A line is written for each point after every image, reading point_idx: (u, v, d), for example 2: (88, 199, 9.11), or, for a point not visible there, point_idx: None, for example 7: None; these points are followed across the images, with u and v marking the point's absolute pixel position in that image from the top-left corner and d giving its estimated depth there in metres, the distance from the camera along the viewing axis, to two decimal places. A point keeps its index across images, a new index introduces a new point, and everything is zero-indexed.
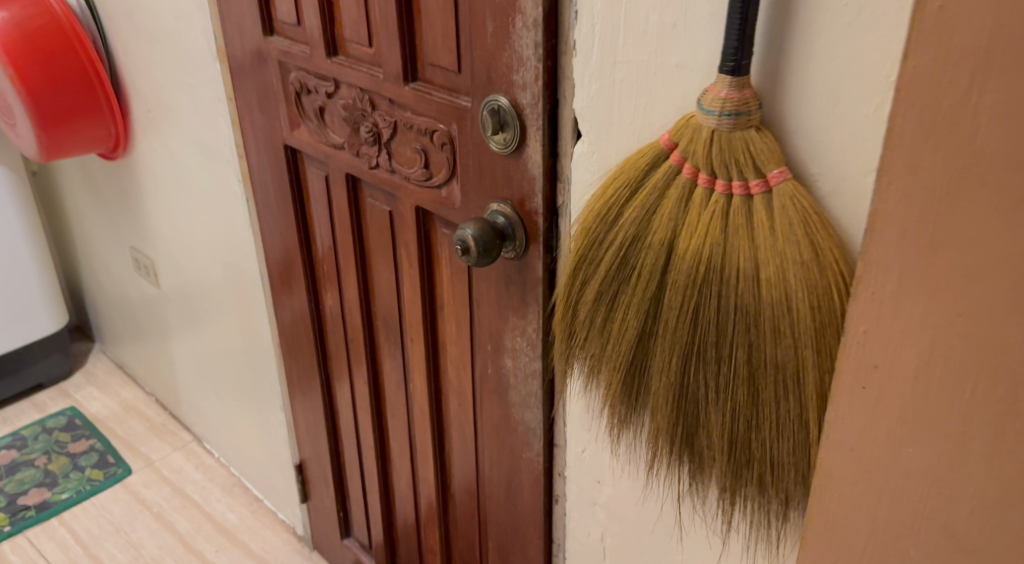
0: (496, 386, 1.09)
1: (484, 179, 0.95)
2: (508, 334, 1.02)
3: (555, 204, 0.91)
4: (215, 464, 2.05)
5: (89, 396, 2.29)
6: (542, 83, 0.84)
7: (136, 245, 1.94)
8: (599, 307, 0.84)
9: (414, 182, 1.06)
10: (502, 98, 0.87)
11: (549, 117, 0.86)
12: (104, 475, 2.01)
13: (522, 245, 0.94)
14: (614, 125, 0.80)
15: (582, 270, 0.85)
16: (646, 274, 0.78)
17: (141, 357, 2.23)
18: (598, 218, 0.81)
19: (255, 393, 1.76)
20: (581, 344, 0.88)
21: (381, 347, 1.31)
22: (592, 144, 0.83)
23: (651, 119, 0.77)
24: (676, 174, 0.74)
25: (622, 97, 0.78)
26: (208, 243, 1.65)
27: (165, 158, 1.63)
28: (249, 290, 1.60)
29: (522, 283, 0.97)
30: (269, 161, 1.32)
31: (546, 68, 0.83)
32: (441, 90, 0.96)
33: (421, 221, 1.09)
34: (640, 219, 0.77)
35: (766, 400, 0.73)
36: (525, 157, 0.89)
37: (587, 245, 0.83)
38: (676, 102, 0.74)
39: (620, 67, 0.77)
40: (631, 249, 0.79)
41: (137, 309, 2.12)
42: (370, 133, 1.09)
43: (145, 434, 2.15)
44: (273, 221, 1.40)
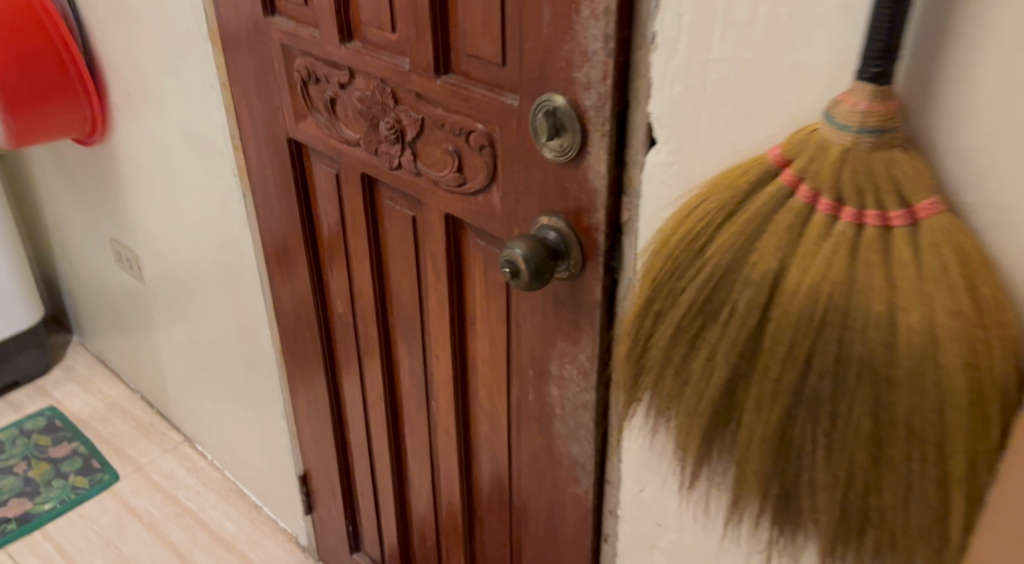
0: (538, 414, 0.97)
1: (532, 187, 0.82)
2: (555, 361, 0.90)
3: (618, 220, 0.78)
4: (208, 467, 1.92)
5: (70, 394, 2.15)
6: (612, 82, 0.71)
7: (116, 237, 1.78)
8: (677, 344, 0.72)
9: (444, 187, 0.93)
10: (558, 97, 0.74)
11: (618, 123, 0.73)
12: (89, 483, 1.88)
13: (579, 264, 0.81)
14: (703, 134, 0.67)
15: (657, 301, 0.73)
16: (743, 311, 0.66)
17: (124, 351, 2.09)
18: (682, 243, 0.69)
19: (252, 398, 1.63)
20: (650, 382, 0.77)
21: (399, 361, 1.18)
22: (671, 154, 0.70)
23: (753, 130, 0.64)
24: (789, 198, 0.62)
25: (715, 102, 0.65)
26: (198, 239, 1.50)
27: (148, 145, 1.48)
28: (244, 291, 1.46)
29: (575, 307, 0.85)
30: (269, 155, 1.18)
31: (617, 66, 0.70)
32: (480, 85, 0.83)
33: (451, 230, 0.96)
34: (737, 248, 0.65)
35: (893, 466, 0.62)
36: (585, 165, 0.76)
37: (665, 272, 0.71)
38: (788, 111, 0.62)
39: (712, 67, 0.64)
40: (724, 281, 0.67)
41: (120, 303, 1.97)
42: (392, 130, 0.96)
43: (132, 435, 2.02)
44: (273, 220, 1.26)
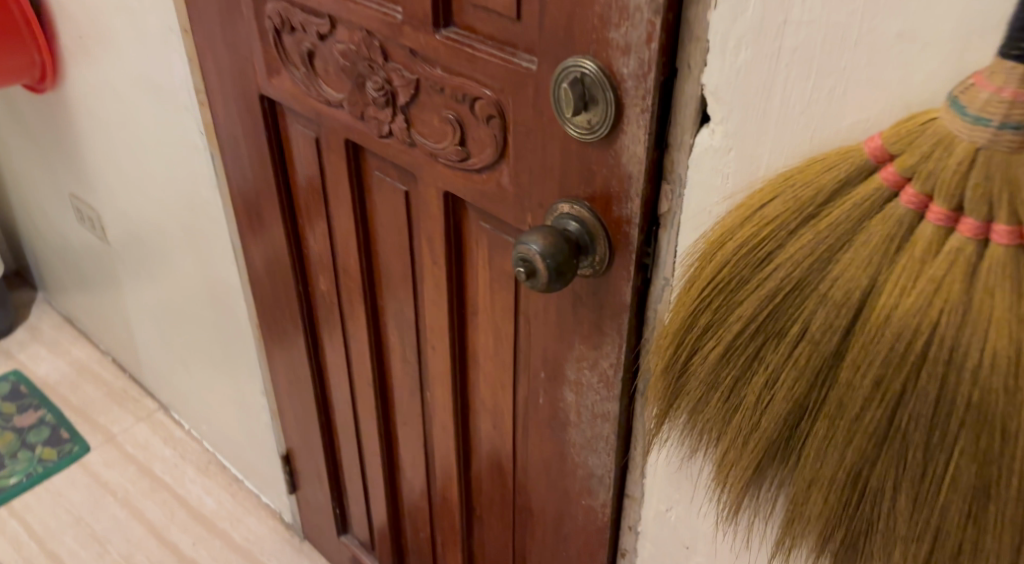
0: (549, 420, 0.85)
1: (550, 167, 0.69)
2: (572, 365, 0.78)
3: (655, 212, 0.65)
4: (186, 438, 1.80)
5: (36, 357, 2.01)
6: (658, 47, 0.57)
7: (76, 193, 1.63)
8: (725, 367, 0.61)
9: (442, 161, 0.79)
10: (589, 62, 0.61)
11: (662, 95, 0.59)
12: (58, 455, 1.77)
13: (605, 261, 0.69)
14: (773, 115, 0.54)
15: (704, 314, 0.60)
16: (818, 334, 0.54)
17: (92, 312, 1.96)
18: (741, 248, 0.56)
19: (230, 371, 1.51)
20: (689, 404, 0.65)
21: (389, 346, 1.06)
22: (727, 138, 0.57)
23: (840, 113, 0.51)
24: (888, 203, 0.49)
25: (790, 76, 0.52)
26: (164, 201, 1.36)
27: (105, 95, 1.32)
28: (217, 259, 1.32)
29: (598, 307, 0.72)
30: (239, 113, 1.03)
31: (666, 25, 0.56)
32: (488, 43, 0.69)
33: (450, 209, 0.83)
34: (815, 260, 0.53)
35: (996, 526, 0.52)
36: (618, 146, 0.63)
37: (717, 281, 0.59)
38: (890, 91, 0.49)
39: (790, 32, 0.51)
40: (793, 298, 0.55)
41: (85, 262, 1.82)
42: (381, 92, 0.81)
43: (103, 402, 1.90)
44: (245, 188, 1.11)
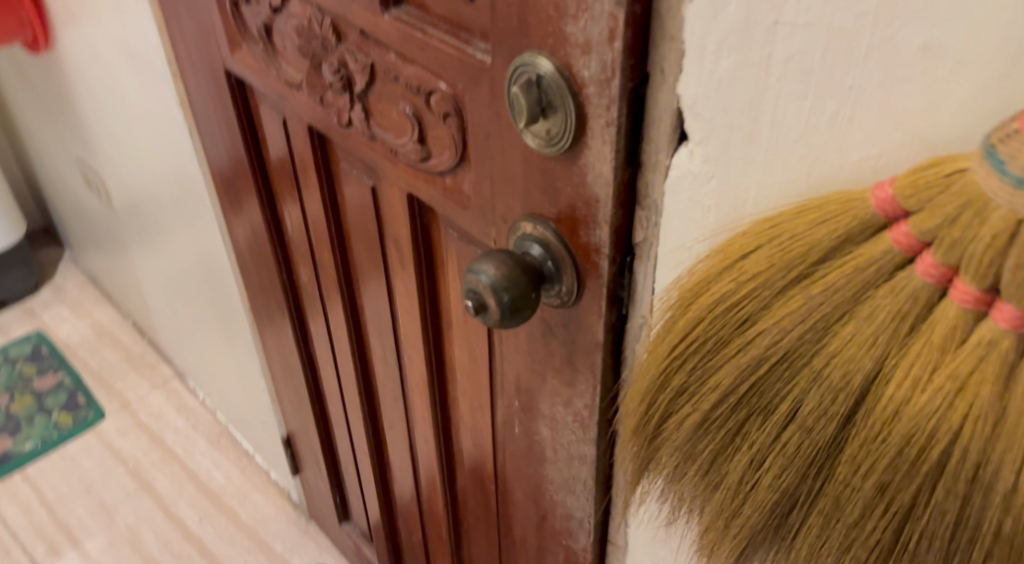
0: (525, 451, 0.75)
1: (511, 178, 0.58)
2: (545, 399, 0.68)
3: (630, 241, 0.54)
4: (199, 408, 1.77)
5: (58, 318, 2.00)
6: (623, 47, 0.45)
7: (83, 157, 1.58)
8: (703, 439, 0.49)
9: (403, 159, 0.69)
10: (546, 60, 0.49)
11: (631, 105, 0.47)
12: (73, 421, 1.74)
13: (573, 292, 0.58)
14: (763, 141, 0.42)
15: (676, 375, 0.49)
16: (811, 420, 0.43)
17: (110, 275, 1.92)
18: (718, 303, 0.45)
19: (232, 348, 1.45)
20: (665, 471, 0.54)
21: (371, 346, 0.97)
22: (709, 164, 0.46)
23: (845, 144, 0.39)
24: (900, 271, 0.37)
25: (783, 93, 0.40)
26: (156, 173, 1.28)
27: (92, 59, 1.24)
28: (208, 237, 1.24)
29: (570, 342, 0.61)
30: (209, 89, 0.94)
31: (632, 18, 0.44)
32: (440, 28, 0.58)
33: (418, 212, 0.73)
34: (809, 332, 0.41)
35: None
36: (583, 163, 0.51)
37: (690, 339, 0.47)
38: (909, 121, 0.36)
39: (784, 36, 0.39)
40: (780, 372, 0.43)
41: (97, 225, 1.78)
42: (336, 76, 0.71)
43: (121, 367, 1.87)
44: (223, 168, 1.02)
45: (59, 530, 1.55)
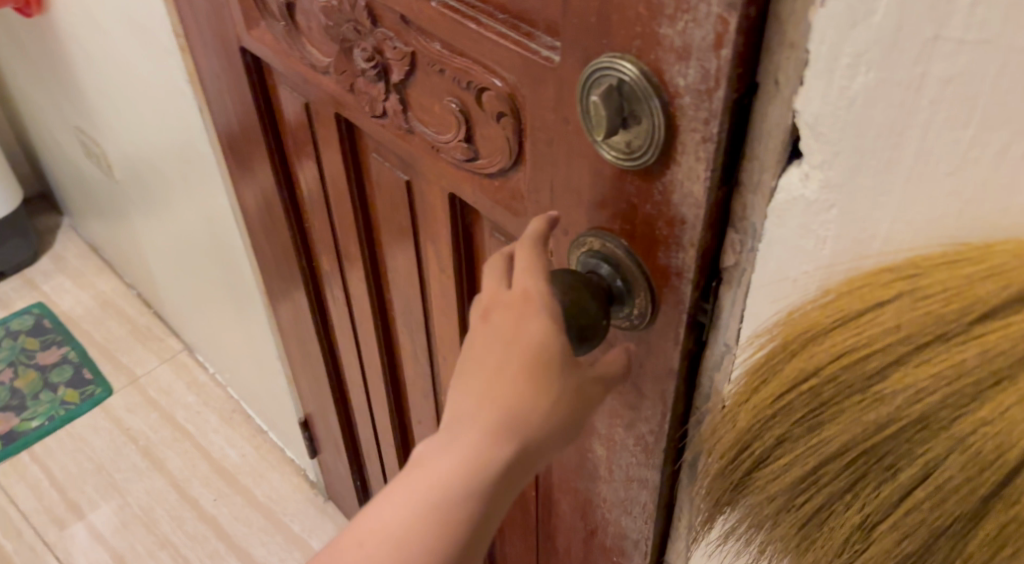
0: (575, 467, 0.70)
1: (575, 188, 0.51)
2: (602, 419, 0.63)
3: (717, 265, 0.48)
4: (210, 383, 1.73)
5: (60, 289, 1.94)
6: (733, 55, 0.39)
7: (81, 126, 1.50)
8: (803, 493, 0.44)
9: (445, 157, 0.62)
10: (629, 64, 0.43)
11: (733, 118, 0.41)
12: (80, 398, 1.69)
13: (646, 315, 0.52)
14: (906, 172, 0.36)
15: (779, 422, 0.44)
16: (944, 492, 0.37)
17: (113, 245, 1.86)
18: (843, 353, 0.39)
19: (244, 327, 1.40)
20: (749, 519, 0.49)
21: (400, 340, 0.91)
22: (827, 192, 0.40)
23: (1014, 181, 0.33)
24: None
25: (936, 120, 0.34)
26: (162, 148, 1.21)
27: (90, 26, 1.16)
28: (219, 216, 1.18)
29: (636, 365, 0.56)
30: (220, 66, 0.87)
31: (744, 21, 0.38)
32: (496, 19, 0.51)
33: (460, 211, 0.67)
34: (953, 398, 0.35)
35: None
36: (669, 180, 0.45)
37: (798, 386, 0.42)
38: None
39: (945, 54, 0.33)
40: (910, 435, 0.38)
41: (97, 193, 1.71)
42: (368, 63, 0.63)
43: (127, 341, 1.82)
44: (237, 150, 0.96)
45: (70, 510, 1.51)
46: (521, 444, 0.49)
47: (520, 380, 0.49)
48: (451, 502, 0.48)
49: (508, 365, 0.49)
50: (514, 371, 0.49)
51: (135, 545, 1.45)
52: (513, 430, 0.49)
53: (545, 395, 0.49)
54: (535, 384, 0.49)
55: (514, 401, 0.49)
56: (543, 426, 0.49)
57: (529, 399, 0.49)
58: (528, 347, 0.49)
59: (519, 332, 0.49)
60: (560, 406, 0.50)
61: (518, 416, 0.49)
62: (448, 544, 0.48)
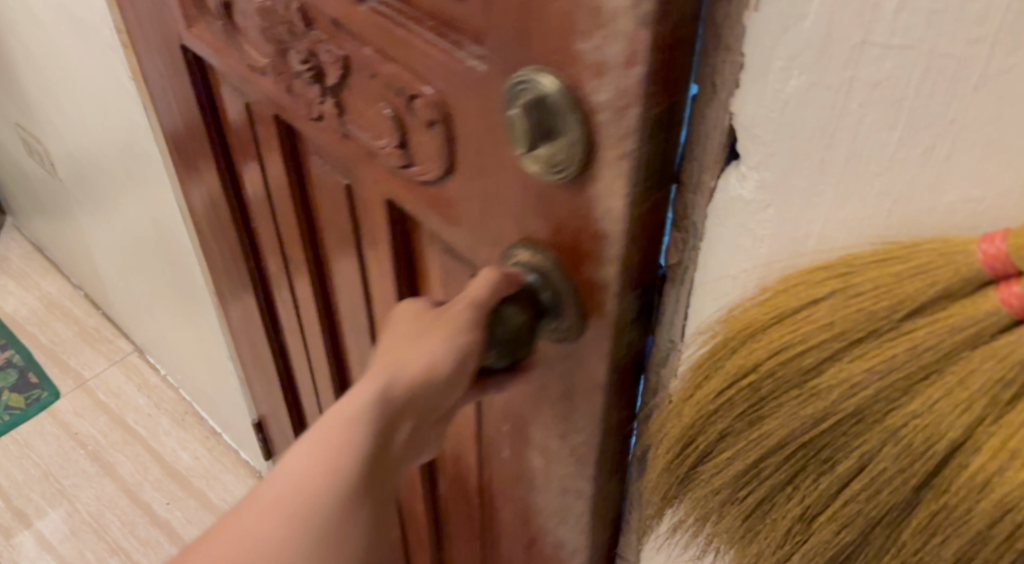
0: (515, 475, 0.70)
1: (503, 198, 0.52)
2: (537, 431, 0.63)
3: (641, 276, 0.49)
4: (161, 385, 1.70)
5: (3, 291, 1.88)
6: (644, 72, 0.39)
7: (21, 124, 1.46)
8: (745, 484, 0.45)
9: (382, 163, 0.62)
10: (549, 79, 0.43)
11: (652, 134, 0.42)
12: (25, 402, 1.65)
13: (575, 328, 0.52)
14: (837, 177, 0.38)
15: (721, 416, 0.45)
16: (879, 482, 0.38)
17: (57, 244, 1.81)
18: (779, 350, 0.40)
19: (195, 328, 1.38)
20: (695, 511, 0.50)
21: (349, 342, 0.91)
22: (765, 192, 0.41)
23: (938, 182, 0.35)
24: (998, 337, 0.34)
25: (865, 122, 0.35)
26: (107, 147, 1.19)
27: (30, 22, 1.13)
28: (167, 215, 1.16)
29: (567, 378, 0.56)
30: (164, 67, 0.85)
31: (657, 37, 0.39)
32: (428, 26, 0.51)
33: (398, 218, 0.67)
34: (887, 390, 0.37)
35: None
36: (592, 194, 0.45)
37: (736, 384, 0.43)
38: (1011, 157, 0.32)
39: (872, 57, 0.34)
40: (847, 428, 0.39)
41: (40, 192, 1.66)
42: (305, 67, 0.63)
43: (75, 343, 1.78)
44: (182, 148, 0.94)
45: (16, 519, 1.47)
46: (398, 385, 0.52)
47: (394, 346, 0.54)
48: (338, 424, 0.50)
49: (387, 347, 0.55)
50: (393, 344, 0.54)
51: (85, 553, 1.42)
52: (391, 369, 0.53)
53: (421, 346, 0.53)
54: (411, 344, 0.53)
55: (393, 358, 0.53)
56: (419, 356, 0.53)
57: (407, 344, 0.54)
58: (399, 332, 0.55)
59: (392, 326, 0.56)
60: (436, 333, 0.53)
61: (394, 357, 0.53)
62: (342, 462, 0.48)
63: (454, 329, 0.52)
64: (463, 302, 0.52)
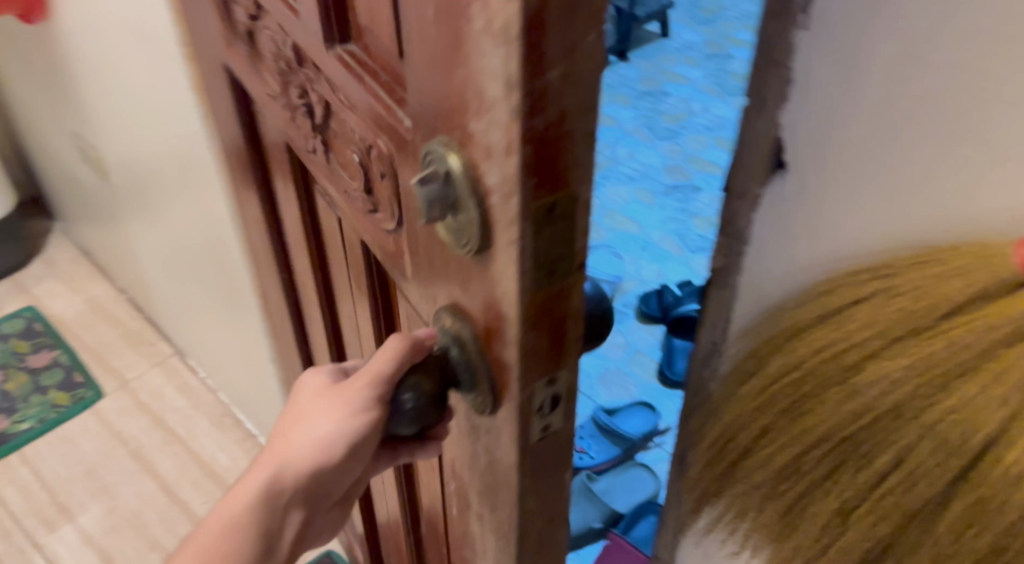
0: (460, 535, 0.71)
1: (432, 263, 0.51)
2: (473, 498, 0.63)
3: (548, 356, 0.48)
4: (200, 388, 1.74)
5: (51, 293, 1.94)
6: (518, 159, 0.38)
7: (77, 132, 1.52)
8: (785, 479, 0.47)
9: (357, 204, 0.64)
10: (454, 158, 0.42)
11: (536, 229, 0.41)
12: (70, 401, 1.71)
13: (487, 403, 0.52)
14: (879, 187, 0.40)
15: (764, 414, 0.47)
16: (916, 475, 0.40)
17: (104, 248, 1.86)
18: (824, 347, 0.43)
19: (239, 332, 1.41)
20: (734, 506, 0.52)
21: None
22: (811, 198, 0.43)
23: (972, 193, 0.37)
24: None
25: (905, 135, 0.38)
26: (161, 154, 1.23)
27: (93, 33, 1.18)
28: (216, 221, 1.20)
29: (490, 450, 0.56)
30: (213, 82, 0.89)
31: (530, 129, 0.37)
32: (378, 80, 0.51)
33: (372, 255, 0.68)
34: (924, 388, 0.39)
35: None
36: (493, 275, 0.44)
37: (781, 381, 0.45)
38: None
39: (913, 74, 0.36)
40: (884, 426, 0.41)
41: (91, 198, 1.72)
42: (303, 102, 0.66)
43: (118, 344, 1.83)
44: (233, 157, 0.98)
45: (59, 513, 1.51)
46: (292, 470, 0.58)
47: (293, 425, 0.59)
48: (235, 512, 0.57)
49: (289, 422, 0.60)
50: (294, 420, 0.59)
51: (124, 548, 1.46)
52: (286, 453, 0.59)
53: (314, 428, 0.58)
54: (305, 427, 0.58)
55: (290, 441, 0.59)
56: (314, 438, 0.58)
57: (302, 427, 0.58)
58: (300, 406, 0.60)
59: (299, 394, 0.61)
60: (338, 410, 0.56)
61: (292, 437, 0.59)
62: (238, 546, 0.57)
63: (354, 407, 0.56)
64: (354, 389, 0.55)
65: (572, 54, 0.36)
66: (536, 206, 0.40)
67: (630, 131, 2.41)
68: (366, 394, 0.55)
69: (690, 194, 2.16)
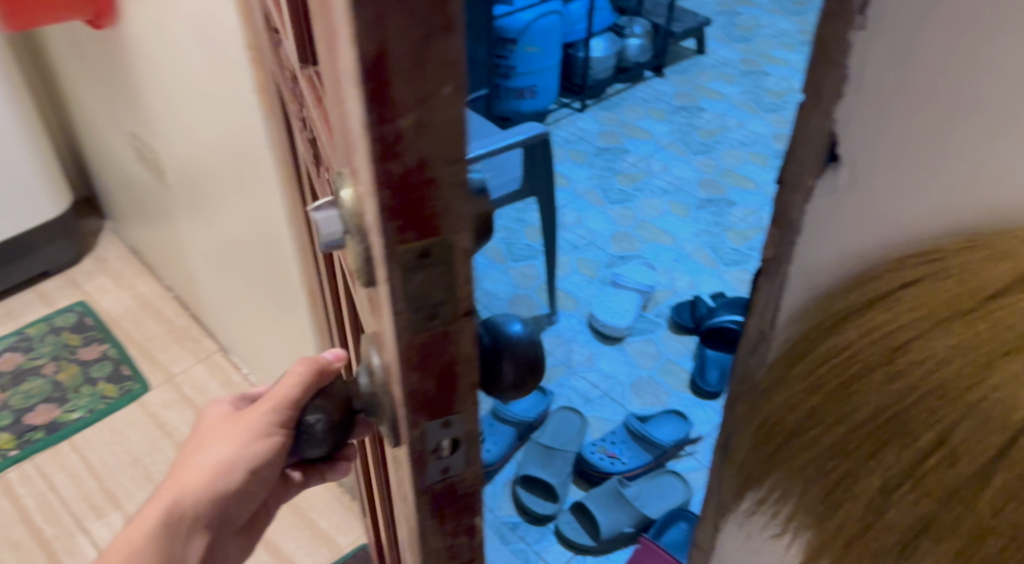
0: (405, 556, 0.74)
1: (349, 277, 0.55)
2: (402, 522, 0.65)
3: (434, 394, 0.50)
4: (243, 383, 1.77)
5: (101, 288, 2.00)
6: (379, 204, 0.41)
7: (136, 133, 1.58)
8: (830, 459, 0.50)
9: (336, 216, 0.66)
10: (348, 196, 0.47)
11: (407, 272, 0.44)
12: (119, 393, 1.76)
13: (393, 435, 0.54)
14: (945, 171, 0.43)
15: (813, 395, 0.50)
16: (960, 449, 0.43)
17: (154, 247, 1.92)
18: (876, 328, 0.46)
19: (286, 329, 1.46)
20: (778, 487, 0.55)
21: None
22: (864, 188, 0.46)
23: None
24: None
25: (972, 120, 0.41)
26: (219, 155, 1.28)
27: (159, 38, 1.24)
28: (269, 219, 1.25)
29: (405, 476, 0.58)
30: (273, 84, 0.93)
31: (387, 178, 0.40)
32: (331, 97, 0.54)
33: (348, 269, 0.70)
34: (969, 368, 0.42)
35: None
36: (382, 315, 0.48)
37: (833, 360, 0.48)
38: None
39: (978, 63, 0.39)
40: (931, 403, 0.44)
41: (145, 198, 1.78)
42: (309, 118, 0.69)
43: (164, 340, 1.88)
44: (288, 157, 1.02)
45: (107, 500, 1.56)
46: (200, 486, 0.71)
47: (204, 452, 0.72)
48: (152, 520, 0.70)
49: (199, 449, 0.73)
50: (200, 448, 0.73)
51: None
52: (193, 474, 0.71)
53: (220, 451, 0.70)
54: (212, 451, 0.71)
55: (198, 464, 0.72)
56: (217, 459, 0.70)
57: (208, 451, 0.71)
58: (207, 436, 0.73)
59: (207, 428, 0.74)
60: (241, 434, 0.69)
61: (199, 460, 0.72)
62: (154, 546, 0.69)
63: (257, 432, 0.67)
64: (257, 417, 0.67)
65: (423, 107, 0.38)
66: (405, 250, 0.43)
67: (665, 144, 2.43)
68: (268, 418, 0.66)
69: (724, 208, 2.18)
